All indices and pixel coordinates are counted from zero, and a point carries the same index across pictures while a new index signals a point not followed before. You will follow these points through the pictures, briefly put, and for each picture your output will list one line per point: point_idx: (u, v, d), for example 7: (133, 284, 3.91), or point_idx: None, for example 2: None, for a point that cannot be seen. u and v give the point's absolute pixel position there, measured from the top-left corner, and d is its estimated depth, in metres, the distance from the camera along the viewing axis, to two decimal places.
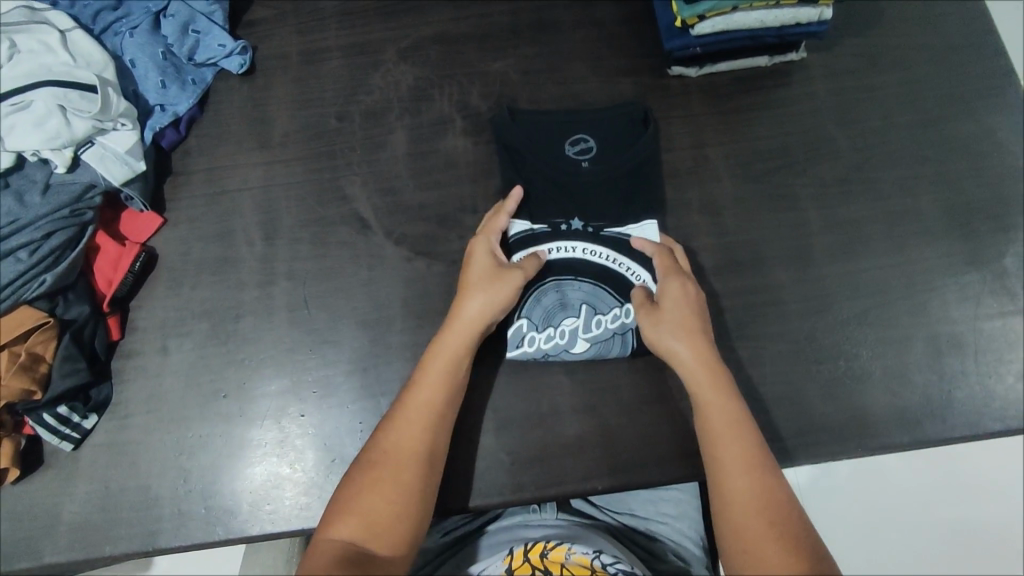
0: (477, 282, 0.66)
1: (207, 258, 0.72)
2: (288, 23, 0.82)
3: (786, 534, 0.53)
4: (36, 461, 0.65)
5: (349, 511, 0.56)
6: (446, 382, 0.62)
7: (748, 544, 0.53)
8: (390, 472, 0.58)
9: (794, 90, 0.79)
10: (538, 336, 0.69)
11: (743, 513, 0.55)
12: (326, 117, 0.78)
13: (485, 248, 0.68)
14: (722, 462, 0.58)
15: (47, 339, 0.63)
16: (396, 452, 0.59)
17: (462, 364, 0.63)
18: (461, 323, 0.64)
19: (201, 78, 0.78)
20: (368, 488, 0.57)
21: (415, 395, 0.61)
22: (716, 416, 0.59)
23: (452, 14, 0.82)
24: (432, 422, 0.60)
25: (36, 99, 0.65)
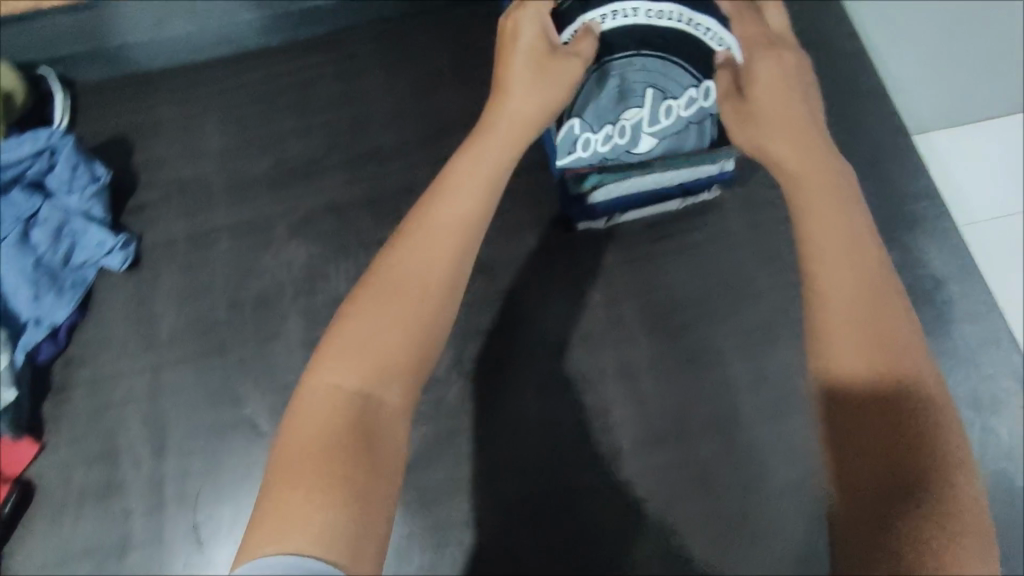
0: (526, 57, 0.54)
1: (89, 484, 0.67)
2: (174, 205, 0.79)
3: (898, 324, 0.41)
4: None
5: (346, 342, 0.43)
6: (483, 189, 0.50)
7: (851, 328, 0.41)
8: (407, 297, 0.45)
9: (708, 232, 0.75)
10: (594, 138, 0.63)
11: (837, 249, 0.43)
12: (216, 309, 0.74)
13: (533, 27, 0.56)
14: (829, 259, 0.43)
15: None
16: (403, 279, 0.46)
17: (500, 177, 0.52)
18: (507, 128, 0.53)
19: (81, 279, 0.73)
20: (398, 289, 0.45)
21: (441, 205, 0.49)
22: (812, 190, 0.47)
23: (345, 180, 0.79)
24: (463, 237, 0.48)
25: None
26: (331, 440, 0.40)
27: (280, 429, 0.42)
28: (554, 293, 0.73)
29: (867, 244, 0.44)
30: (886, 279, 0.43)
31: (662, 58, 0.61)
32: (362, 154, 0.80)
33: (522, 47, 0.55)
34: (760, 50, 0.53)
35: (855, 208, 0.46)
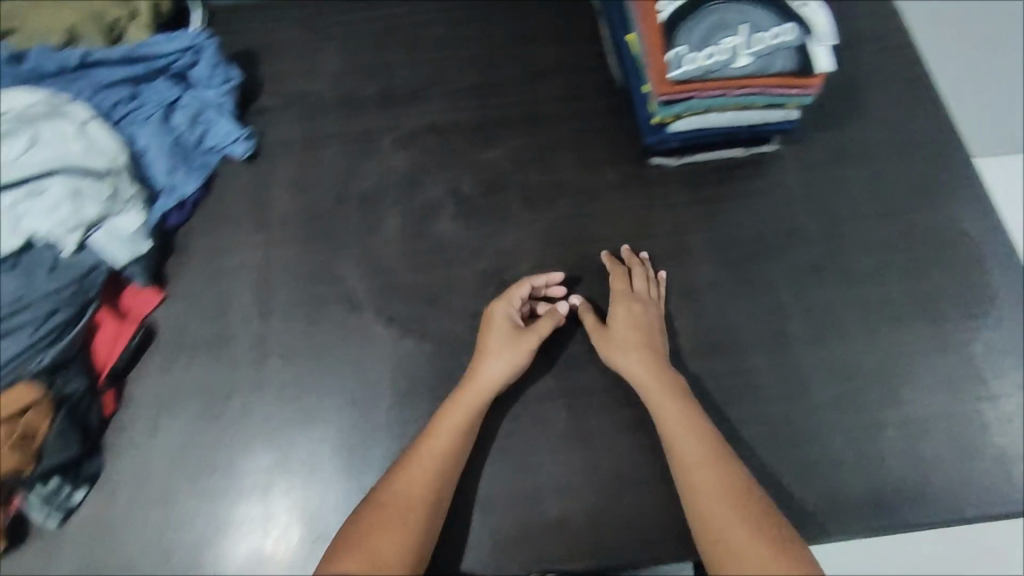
0: (501, 340, 0.71)
1: (202, 335, 0.75)
2: (293, 113, 0.88)
3: (751, 511, 0.61)
4: (25, 533, 0.67)
5: (349, 558, 0.59)
6: (465, 425, 0.67)
7: (723, 539, 0.60)
8: (396, 520, 0.61)
9: (767, 180, 0.84)
10: (699, 56, 0.70)
11: (710, 484, 0.63)
12: (324, 200, 0.82)
13: (502, 308, 0.73)
14: (701, 476, 0.63)
15: (42, 417, 0.66)
16: (404, 503, 0.63)
17: (468, 435, 0.68)
18: (476, 383, 0.69)
19: (207, 163, 0.82)
20: (392, 514, 0.62)
21: (429, 442, 0.66)
22: (688, 444, 0.65)
23: (447, 107, 0.89)
24: (434, 483, 0.64)
25: (51, 185, 0.70)
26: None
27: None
28: (627, 218, 0.83)
29: (726, 453, 0.65)
30: (743, 507, 0.61)
31: (750, 7, 0.72)
32: (463, 89, 0.90)
33: (500, 337, 0.71)
34: (620, 305, 0.74)
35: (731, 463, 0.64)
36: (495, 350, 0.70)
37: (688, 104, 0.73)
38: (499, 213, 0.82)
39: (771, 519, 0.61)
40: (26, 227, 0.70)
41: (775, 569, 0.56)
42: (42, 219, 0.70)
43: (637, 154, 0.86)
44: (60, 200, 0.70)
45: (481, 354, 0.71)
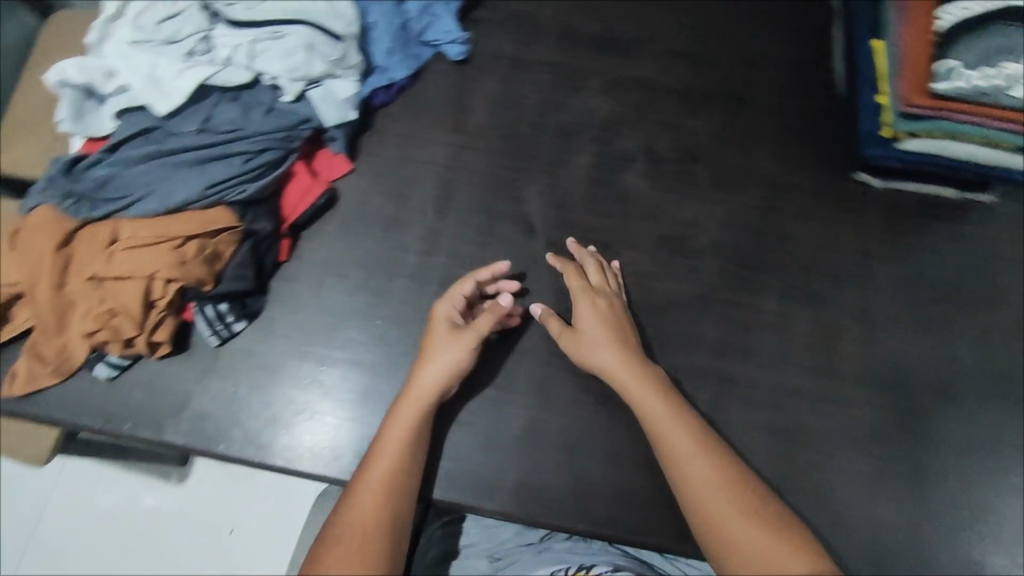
0: (435, 341, 0.66)
1: (381, 214, 0.77)
2: (509, 29, 0.87)
3: (750, 503, 0.58)
4: (183, 344, 0.69)
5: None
6: (413, 436, 0.62)
7: (721, 528, 0.57)
8: (357, 539, 0.56)
9: (976, 228, 0.78)
10: (971, 74, 0.70)
11: (712, 494, 0.58)
12: (521, 122, 0.82)
13: (444, 307, 0.68)
14: (693, 484, 0.59)
15: (231, 242, 0.70)
16: (360, 523, 0.57)
17: (422, 430, 0.63)
18: (422, 388, 0.64)
19: (421, 55, 0.84)
20: (344, 546, 0.56)
21: (375, 462, 0.61)
22: (677, 439, 0.61)
23: (659, 65, 0.87)
24: (391, 484, 0.60)
25: (290, 33, 0.75)
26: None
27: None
28: (817, 224, 0.79)
29: (714, 443, 0.61)
30: (728, 493, 0.58)
31: None
32: (680, 52, 0.87)
33: (442, 337, 0.66)
34: (585, 300, 0.69)
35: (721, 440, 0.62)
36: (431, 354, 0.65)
37: (936, 121, 0.71)
38: (687, 183, 0.81)
39: (767, 507, 0.58)
40: (258, 67, 0.75)
41: (783, 563, 0.54)
42: (271, 63, 0.74)
43: (842, 164, 0.82)
44: (291, 48, 0.74)
45: (423, 357, 0.66)
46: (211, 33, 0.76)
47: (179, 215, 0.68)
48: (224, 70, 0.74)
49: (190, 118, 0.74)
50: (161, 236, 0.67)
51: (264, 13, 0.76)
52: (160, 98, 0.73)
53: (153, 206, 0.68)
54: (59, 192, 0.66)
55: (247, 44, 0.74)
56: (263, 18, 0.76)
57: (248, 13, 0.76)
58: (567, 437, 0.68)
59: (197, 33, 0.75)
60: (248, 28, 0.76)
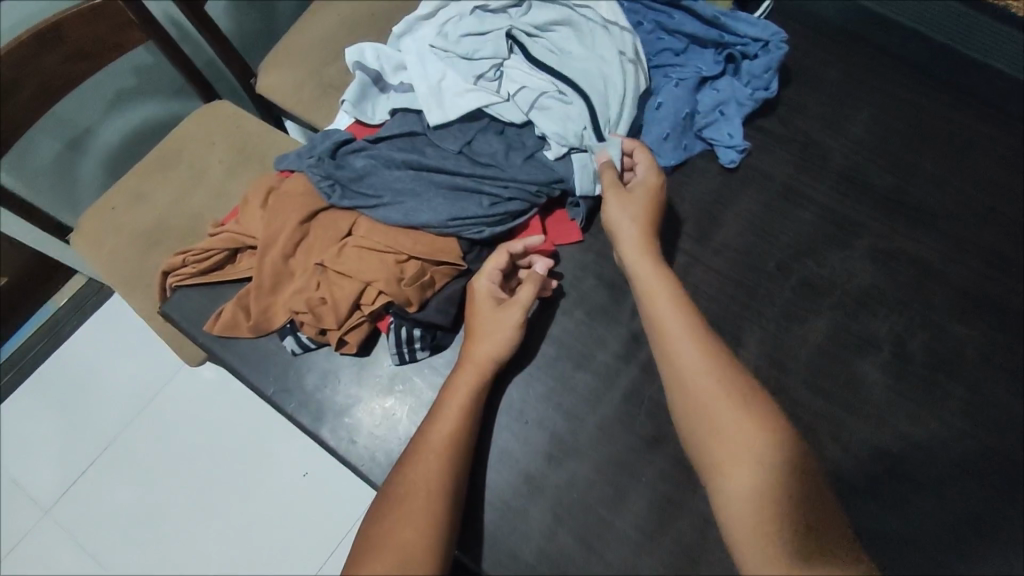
0: (493, 324, 0.66)
1: (591, 297, 0.73)
2: (790, 153, 0.80)
3: (744, 417, 0.56)
4: (366, 350, 0.70)
5: (378, 555, 0.55)
6: (469, 403, 0.63)
7: (716, 441, 0.56)
8: (412, 504, 0.57)
9: None
10: None
11: (718, 411, 0.57)
12: (768, 256, 0.75)
13: (485, 282, 0.67)
14: (683, 388, 0.60)
15: (446, 274, 0.69)
16: (417, 487, 0.58)
17: (477, 400, 0.64)
18: (476, 361, 0.65)
19: (692, 148, 0.78)
20: (404, 505, 0.57)
21: (432, 430, 0.61)
22: (684, 355, 0.60)
23: (946, 250, 0.75)
24: (450, 453, 0.60)
25: (575, 99, 0.74)
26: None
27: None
28: None
29: (733, 371, 0.59)
30: (739, 415, 0.56)
31: None
32: (976, 246, 0.75)
33: (487, 307, 0.66)
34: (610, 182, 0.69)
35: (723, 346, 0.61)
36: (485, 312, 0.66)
37: None
38: (933, 396, 0.69)
39: (766, 424, 0.56)
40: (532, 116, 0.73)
41: (757, 471, 0.53)
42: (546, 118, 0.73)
43: None
44: (569, 116, 0.73)
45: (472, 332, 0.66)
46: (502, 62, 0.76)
47: (412, 232, 0.68)
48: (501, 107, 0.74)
49: (453, 136, 0.74)
50: (390, 247, 0.67)
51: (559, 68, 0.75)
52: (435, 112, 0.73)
53: (392, 214, 0.68)
54: (322, 173, 0.70)
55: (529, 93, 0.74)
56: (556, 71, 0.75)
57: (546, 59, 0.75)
58: None
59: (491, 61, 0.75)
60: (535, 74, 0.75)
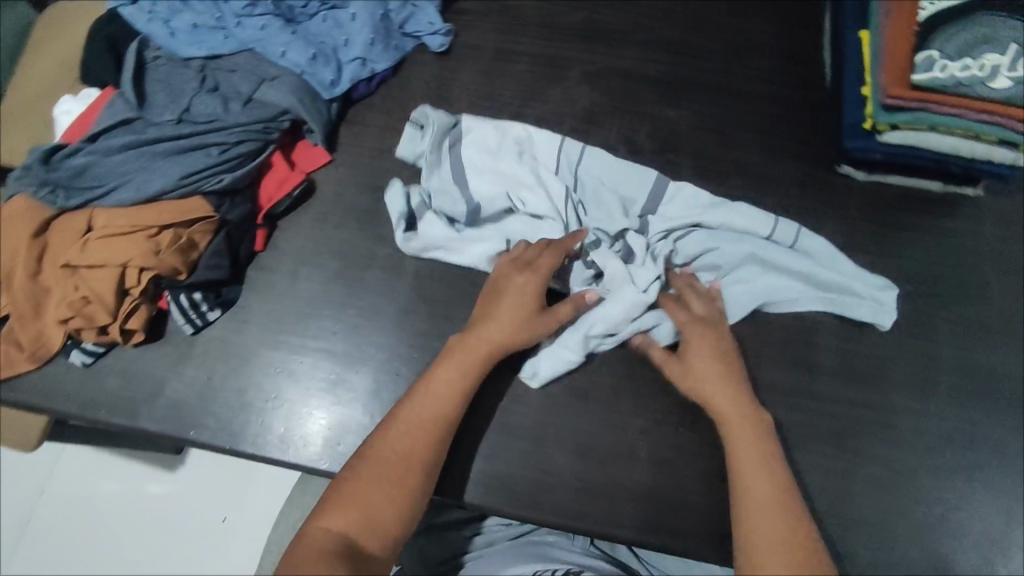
0: (513, 310, 0.65)
1: (357, 204, 0.77)
2: (491, 20, 0.87)
3: (769, 475, 0.60)
4: (157, 333, 0.70)
5: (348, 507, 0.57)
6: (465, 384, 0.64)
7: (759, 518, 0.58)
8: (393, 473, 0.59)
9: (958, 224, 0.77)
10: (952, 65, 0.68)
11: (751, 472, 0.60)
12: (500, 113, 0.82)
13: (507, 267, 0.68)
14: (733, 452, 0.62)
15: (205, 231, 0.70)
16: (398, 457, 0.60)
17: (466, 386, 0.64)
18: (479, 341, 0.65)
19: (402, 46, 0.83)
20: (384, 470, 0.59)
21: (423, 407, 0.62)
22: (742, 437, 0.62)
23: (643, 53, 0.85)
24: (436, 432, 0.62)
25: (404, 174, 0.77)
26: (334, 564, 0.53)
27: (279, 564, 0.54)
28: (795, 216, 0.78)
29: (773, 450, 0.62)
30: (778, 495, 0.59)
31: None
32: (666, 41, 0.86)
33: (519, 300, 0.66)
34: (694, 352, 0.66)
35: (710, 352, 0.66)
36: (535, 325, 0.66)
37: (915, 113, 0.68)
38: (667, 173, 0.80)
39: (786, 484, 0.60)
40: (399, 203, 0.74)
41: (774, 523, 0.57)
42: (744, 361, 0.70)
43: (826, 158, 0.80)
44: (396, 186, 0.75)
45: (485, 317, 0.66)
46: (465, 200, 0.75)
47: (155, 206, 0.69)
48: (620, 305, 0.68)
49: (167, 108, 0.73)
50: (136, 226, 0.68)
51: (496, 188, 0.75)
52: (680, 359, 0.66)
53: (127, 194, 0.69)
54: (37, 182, 0.68)
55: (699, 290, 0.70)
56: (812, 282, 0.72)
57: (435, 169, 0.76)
58: (534, 430, 0.67)
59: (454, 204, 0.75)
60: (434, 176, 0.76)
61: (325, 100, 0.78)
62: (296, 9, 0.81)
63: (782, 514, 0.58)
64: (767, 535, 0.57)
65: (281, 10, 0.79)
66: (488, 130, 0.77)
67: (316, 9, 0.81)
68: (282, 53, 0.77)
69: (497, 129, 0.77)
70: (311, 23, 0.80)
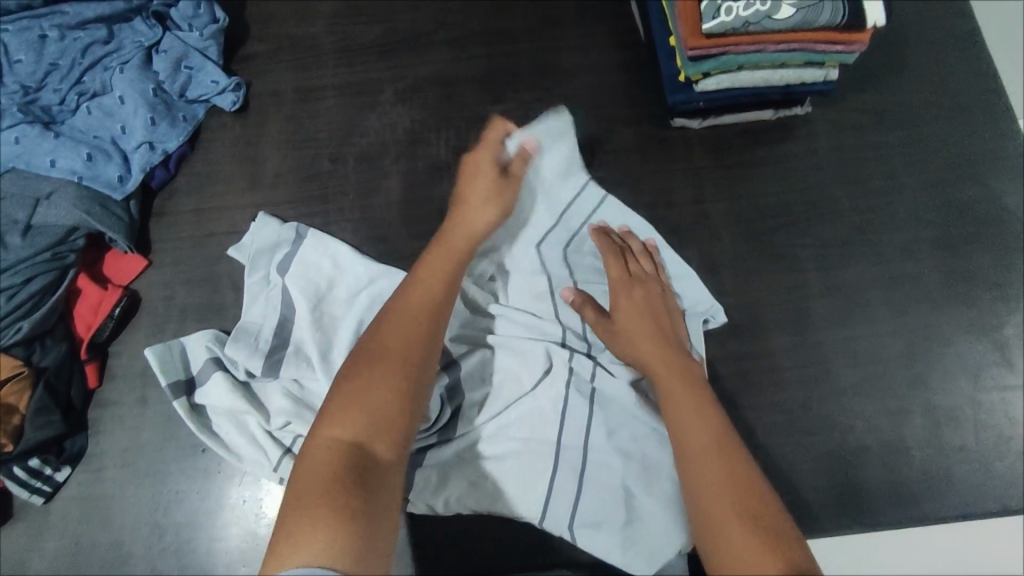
0: (480, 193, 0.65)
1: (191, 302, 0.70)
2: (283, 59, 0.80)
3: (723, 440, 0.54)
4: (3, 514, 0.63)
5: (345, 413, 0.51)
6: (451, 270, 0.61)
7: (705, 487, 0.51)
8: (388, 368, 0.53)
9: (797, 146, 0.78)
10: (736, 6, 0.65)
11: (697, 437, 0.54)
12: (320, 159, 0.76)
13: (485, 167, 0.66)
14: (671, 404, 0.57)
15: (20, 389, 0.62)
16: (392, 351, 0.54)
17: (450, 283, 0.60)
18: (454, 236, 0.63)
19: (193, 115, 0.75)
20: (374, 365, 0.53)
21: (404, 305, 0.58)
22: (692, 411, 0.56)
23: (453, 53, 0.80)
24: (424, 325, 0.56)
25: (192, 341, 0.66)
26: (335, 484, 0.46)
27: (287, 491, 0.48)
28: (644, 183, 0.76)
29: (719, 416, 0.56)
30: (720, 454, 0.53)
31: None
32: (474, 34, 0.81)
33: (479, 182, 0.65)
34: (631, 314, 0.64)
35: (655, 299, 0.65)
36: (479, 203, 0.65)
37: (720, 59, 0.67)
38: None
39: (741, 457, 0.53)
40: (202, 375, 0.65)
41: (716, 493, 0.50)
42: (641, 495, 0.60)
43: (657, 115, 0.79)
44: (189, 354, 0.66)
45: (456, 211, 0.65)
46: (273, 343, 0.65)
47: None
48: (467, 475, 0.62)
49: None
50: None
51: (330, 329, 0.66)
52: (540, 521, 0.60)
53: None
54: None
55: (552, 436, 0.62)
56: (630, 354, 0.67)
57: (260, 297, 0.68)
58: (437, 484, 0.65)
59: (249, 354, 0.64)
60: (258, 304, 0.68)
61: (119, 201, 0.70)
62: (53, 108, 0.71)
63: (714, 439, 0.54)
64: (712, 470, 0.52)
65: (34, 114, 0.70)
66: (324, 260, 0.69)
67: (76, 102, 0.72)
68: (51, 162, 0.68)
69: (333, 261, 0.69)
70: (76, 119, 0.71)
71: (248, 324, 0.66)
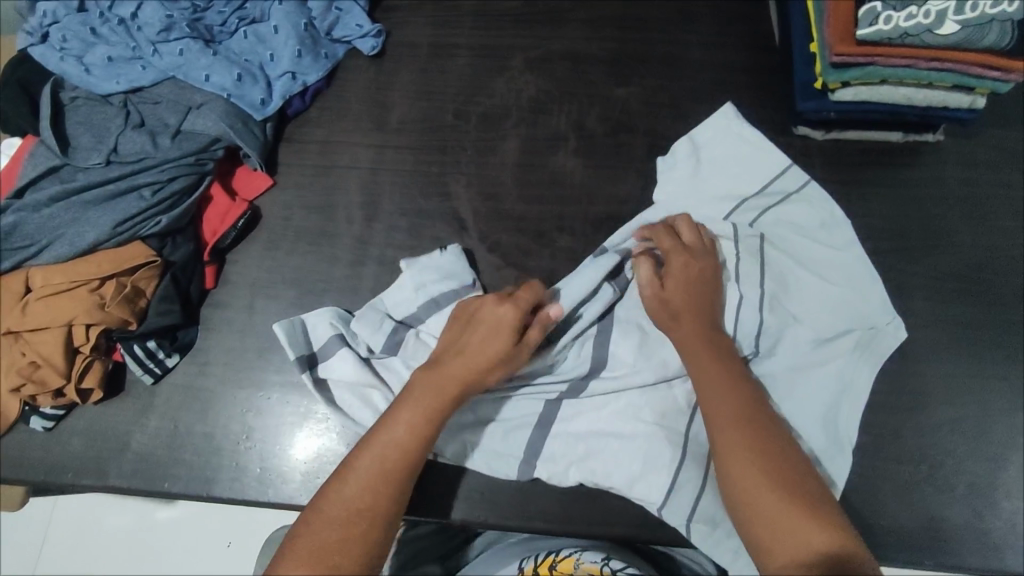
0: (483, 342, 0.61)
1: (306, 227, 0.74)
2: (423, 14, 0.83)
3: (766, 444, 0.56)
4: (117, 387, 0.69)
5: (305, 559, 0.52)
6: (424, 440, 0.58)
7: (751, 493, 0.54)
8: (348, 528, 0.54)
9: (923, 172, 0.75)
10: (896, 16, 0.64)
11: (734, 435, 0.56)
12: (443, 112, 0.79)
13: (478, 342, 0.61)
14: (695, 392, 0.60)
15: (150, 276, 0.68)
16: (350, 510, 0.54)
17: (418, 455, 0.57)
18: (441, 385, 0.60)
19: (334, 53, 0.79)
20: (326, 535, 0.53)
21: (370, 463, 0.56)
22: (718, 401, 0.58)
23: (586, 31, 0.82)
24: (397, 474, 0.56)
25: (317, 317, 0.69)
26: None
27: None
28: None
29: (759, 418, 0.58)
30: (769, 464, 0.55)
31: None
32: (609, 16, 0.82)
33: (483, 334, 0.62)
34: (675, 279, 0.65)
35: (693, 290, 0.65)
36: (483, 327, 0.62)
37: (865, 69, 0.66)
38: (623, 156, 0.77)
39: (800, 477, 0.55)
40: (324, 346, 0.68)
41: (761, 501, 0.53)
42: None
43: (781, 121, 0.78)
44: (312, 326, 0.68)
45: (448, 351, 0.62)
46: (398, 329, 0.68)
47: (94, 257, 0.67)
48: (594, 448, 0.65)
49: (93, 151, 0.70)
50: (76, 282, 0.66)
51: None
52: (659, 510, 0.62)
53: (60, 251, 0.67)
54: None
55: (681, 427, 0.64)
56: (809, 356, 0.66)
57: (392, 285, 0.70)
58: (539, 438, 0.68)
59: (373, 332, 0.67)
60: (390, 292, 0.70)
61: (258, 121, 0.74)
62: (214, 28, 0.77)
63: (752, 435, 0.56)
64: (762, 480, 0.54)
65: (199, 31, 0.75)
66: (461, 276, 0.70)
67: (235, 26, 0.77)
68: (206, 77, 0.73)
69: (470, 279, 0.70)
70: (233, 42, 0.76)
71: (376, 304, 0.69)
